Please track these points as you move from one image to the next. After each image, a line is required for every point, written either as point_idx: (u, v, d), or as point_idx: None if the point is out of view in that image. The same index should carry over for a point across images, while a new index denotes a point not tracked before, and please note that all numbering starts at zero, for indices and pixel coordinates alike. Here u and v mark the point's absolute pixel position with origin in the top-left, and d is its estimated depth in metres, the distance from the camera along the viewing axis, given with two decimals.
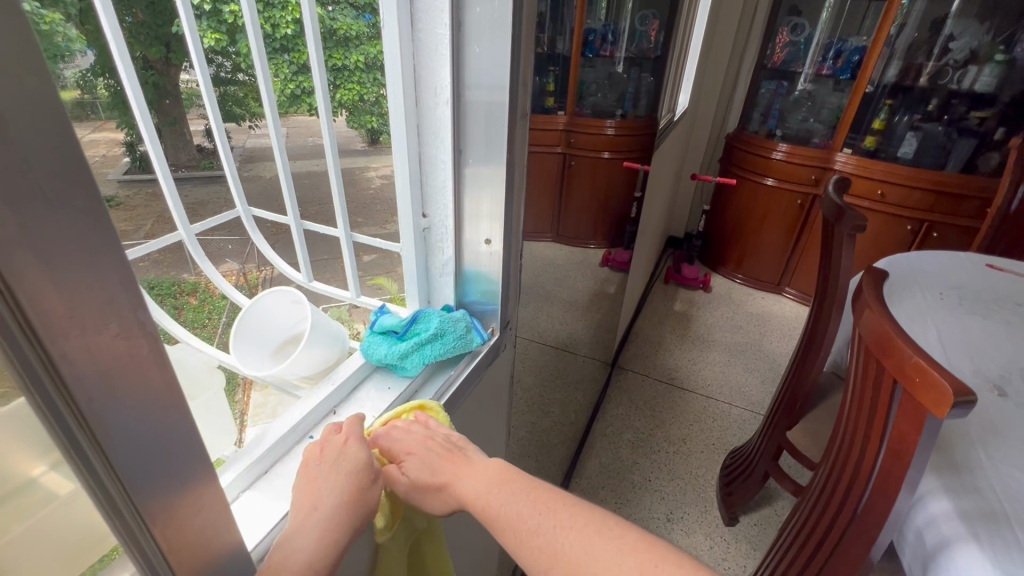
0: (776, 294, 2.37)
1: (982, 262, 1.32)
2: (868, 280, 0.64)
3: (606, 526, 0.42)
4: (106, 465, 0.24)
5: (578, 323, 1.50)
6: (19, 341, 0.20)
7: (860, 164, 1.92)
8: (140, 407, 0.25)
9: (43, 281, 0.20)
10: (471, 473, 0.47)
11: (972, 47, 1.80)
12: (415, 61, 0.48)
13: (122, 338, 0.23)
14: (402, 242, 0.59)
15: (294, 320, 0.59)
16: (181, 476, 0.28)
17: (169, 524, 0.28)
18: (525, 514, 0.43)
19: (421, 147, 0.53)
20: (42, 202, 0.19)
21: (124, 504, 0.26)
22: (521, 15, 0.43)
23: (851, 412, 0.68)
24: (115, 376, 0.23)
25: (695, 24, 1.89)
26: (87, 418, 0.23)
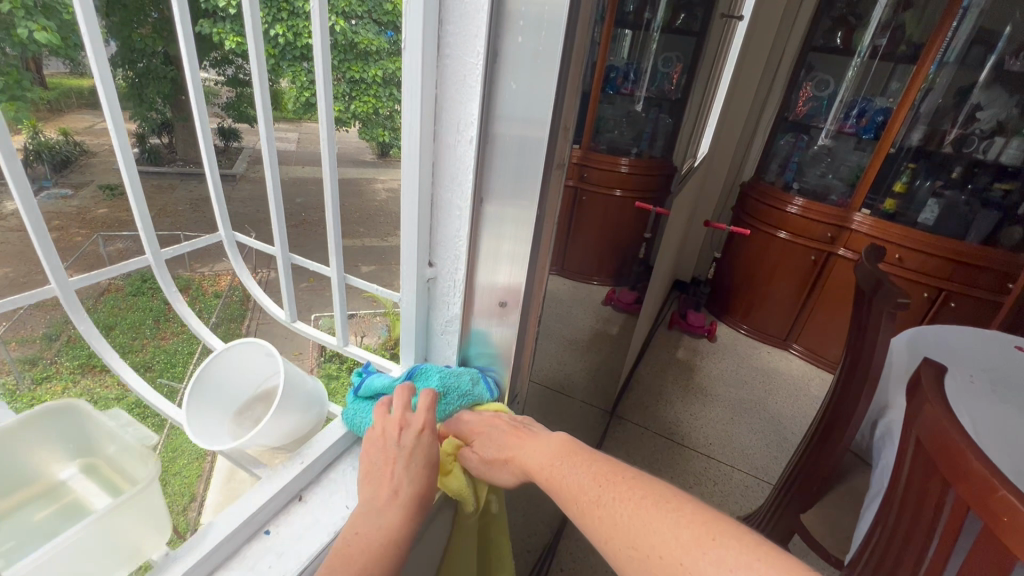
0: (782, 350, 2.29)
1: (1011, 342, 1.25)
2: (928, 373, 0.56)
3: (665, 498, 0.38)
4: None
5: (577, 366, 1.42)
6: None
7: (877, 225, 1.88)
8: None
9: None
10: (534, 447, 0.46)
11: (999, 118, 1.76)
12: (438, 93, 0.41)
13: None
14: (402, 292, 0.51)
15: (264, 378, 0.52)
16: None
17: None
18: (584, 485, 0.41)
19: (436, 189, 0.46)
20: None
21: None
22: (570, 52, 0.37)
23: (894, 524, 0.59)
24: None
25: (720, 68, 1.86)
26: None
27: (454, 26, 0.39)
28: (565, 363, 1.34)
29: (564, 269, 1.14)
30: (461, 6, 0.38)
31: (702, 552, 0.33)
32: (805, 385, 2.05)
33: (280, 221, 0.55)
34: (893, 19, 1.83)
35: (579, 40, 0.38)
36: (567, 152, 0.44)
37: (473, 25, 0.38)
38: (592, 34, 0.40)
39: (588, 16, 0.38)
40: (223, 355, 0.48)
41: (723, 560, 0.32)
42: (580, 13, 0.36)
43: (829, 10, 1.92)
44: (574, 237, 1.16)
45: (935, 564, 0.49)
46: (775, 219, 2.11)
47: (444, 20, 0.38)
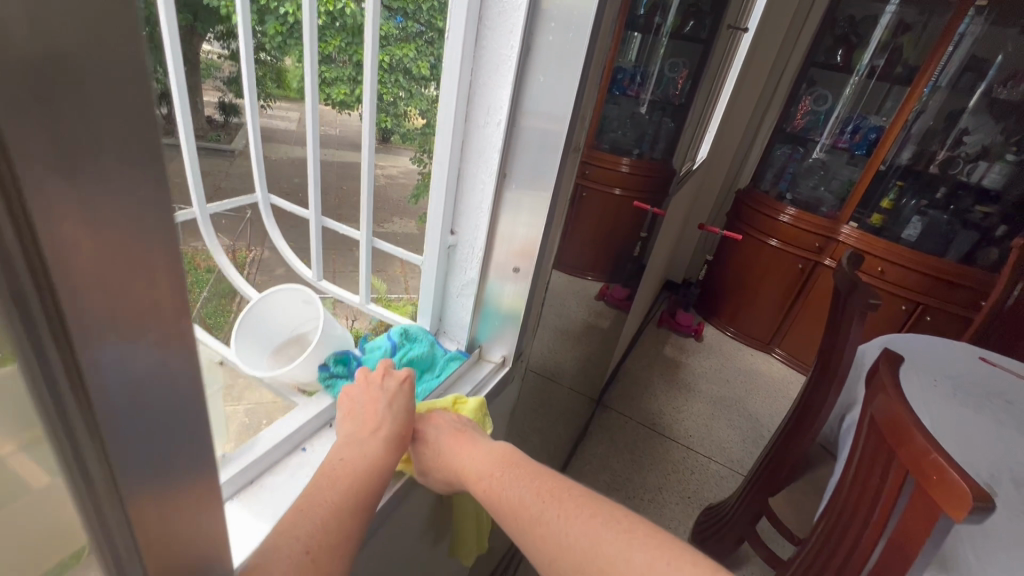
0: (765, 353, 2.37)
1: (977, 353, 1.33)
2: (885, 363, 0.63)
3: (613, 517, 0.42)
4: (90, 423, 0.22)
5: (567, 353, 1.48)
6: (24, 273, 0.18)
7: (863, 238, 1.96)
8: (150, 358, 0.24)
9: (79, 215, 0.19)
10: (471, 453, 0.50)
11: (985, 143, 1.85)
12: (473, 78, 0.46)
13: (148, 292, 0.22)
14: (423, 257, 0.56)
15: (301, 320, 0.57)
16: (173, 449, 0.27)
17: (141, 509, 0.27)
18: (527, 501, 0.44)
19: (462, 164, 0.51)
20: (93, 141, 0.18)
21: (94, 474, 0.24)
22: (592, 49, 0.42)
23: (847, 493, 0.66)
24: (130, 333, 0.22)
25: (723, 76, 1.92)
26: (85, 370, 0.21)
27: (492, 21, 0.44)
28: (558, 348, 1.41)
29: (562, 258, 1.20)
30: (500, 4, 0.43)
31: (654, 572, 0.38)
32: (783, 387, 2.13)
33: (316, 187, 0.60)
34: (891, 42, 1.90)
35: (600, 44, 0.44)
36: (582, 140, 0.50)
37: (508, 21, 0.43)
38: (611, 34, 0.46)
39: (610, 18, 0.43)
40: (271, 293, 0.53)
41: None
42: (604, 16, 0.41)
43: (831, 28, 1.99)
44: (574, 226, 1.21)
45: (877, 521, 0.57)
46: (767, 227, 2.18)
47: (484, 16, 0.44)
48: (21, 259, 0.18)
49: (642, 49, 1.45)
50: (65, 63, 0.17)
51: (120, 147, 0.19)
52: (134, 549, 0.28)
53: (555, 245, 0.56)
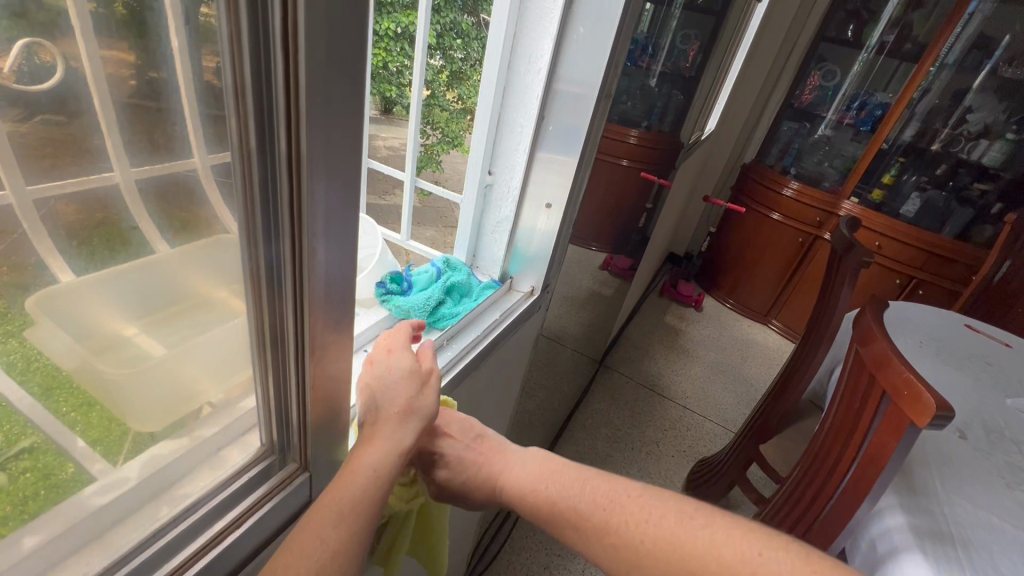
0: (762, 324, 2.45)
1: (963, 321, 1.41)
2: (870, 306, 0.70)
3: (688, 515, 0.43)
4: (294, 289, 0.32)
5: (573, 315, 1.55)
6: (285, 168, 0.27)
7: (863, 213, 2.01)
8: (334, 254, 0.32)
9: (320, 135, 0.27)
10: (510, 466, 0.52)
11: (987, 122, 1.89)
12: (517, 29, 0.52)
13: (344, 196, 0.31)
14: (464, 194, 0.63)
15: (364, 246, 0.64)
16: (339, 332, 0.36)
17: (316, 376, 0.36)
18: (583, 512, 0.46)
19: (503, 109, 0.57)
20: (339, 82, 0.27)
21: (290, 332, 0.33)
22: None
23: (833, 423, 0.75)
24: (330, 230, 0.31)
25: (734, 50, 1.94)
26: (303, 250, 0.30)
27: None
28: (566, 308, 1.48)
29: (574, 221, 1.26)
30: None
31: (752, 568, 0.38)
32: (778, 356, 2.22)
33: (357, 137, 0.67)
34: (903, 17, 1.91)
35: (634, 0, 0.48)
36: (615, 89, 0.54)
37: None
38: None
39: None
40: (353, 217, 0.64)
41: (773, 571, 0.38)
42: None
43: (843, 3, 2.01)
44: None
45: (851, 454, 0.66)
46: (770, 200, 2.24)
47: None
48: (274, 159, 0.27)
49: (655, 20, 1.48)
50: (334, 32, 0.25)
51: (341, 93, 0.27)
52: (300, 406, 0.37)
53: (583, 191, 0.60)
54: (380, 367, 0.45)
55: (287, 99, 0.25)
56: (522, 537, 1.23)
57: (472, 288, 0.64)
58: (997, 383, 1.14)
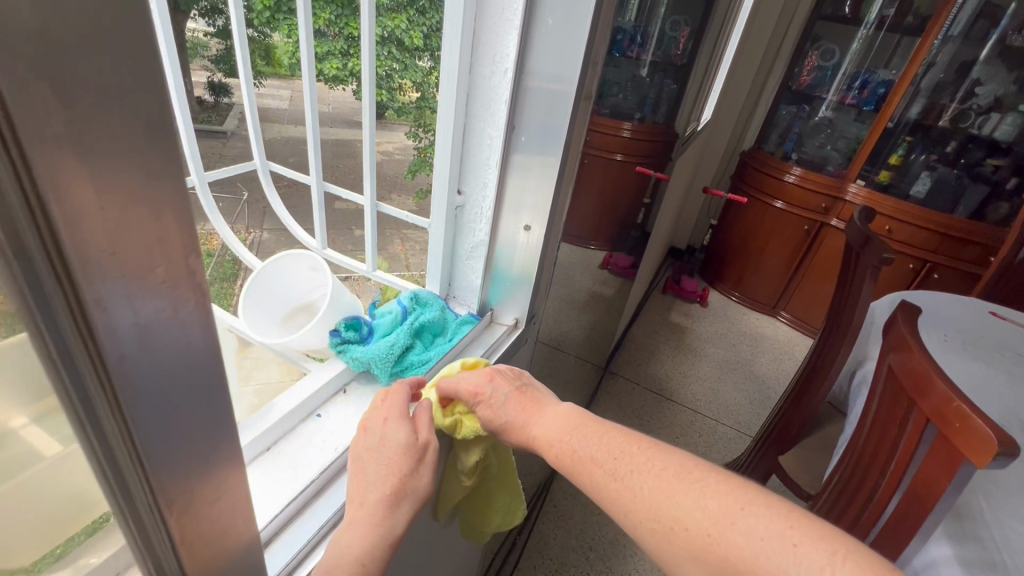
0: (770, 316, 2.37)
1: (986, 308, 1.33)
2: (902, 313, 0.62)
3: (686, 469, 0.39)
4: (120, 425, 0.23)
5: (573, 321, 1.45)
6: (50, 280, 0.18)
7: (870, 197, 1.93)
8: (169, 366, 0.23)
9: (92, 229, 0.18)
10: (541, 418, 0.47)
11: (997, 94, 1.80)
12: (477, 24, 0.43)
13: (168, 288, 0.22)
14: (432, 219, 0.55)
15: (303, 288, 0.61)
16: (211, 448, 0.28)
17: (185, 520, 0.28)
18: (599, 459, 0.42)
19: (468, 118, 0.48)
20: (104, 145, 0.18)
21: (131, 475, 0.24)
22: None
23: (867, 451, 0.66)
24: (151, 340, 0.22)
25: (729, 33, 1.85)
26: (116, 381, 0.21)
27: None
28: (564, 315, 1.39)
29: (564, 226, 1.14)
30: None
31: (729, 522, 0.35)
32: (789, 349, 2.14)
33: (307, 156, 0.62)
34: None
35: None
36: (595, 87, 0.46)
37: None
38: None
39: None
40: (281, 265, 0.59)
41: (753, 531, 0.34)
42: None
43: None
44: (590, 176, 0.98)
45: (896, 473, 0.57)
46: (772, 188, 2.15)
47: None
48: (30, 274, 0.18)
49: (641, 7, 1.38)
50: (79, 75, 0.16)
51: (126, 158, 0.18)
52: (174, 553, 0.29)
53: (566, 206, 0.52)
54: (374, 435, 0.45)
55: (19, 191, 0.16)
56: (529, 566, 1.15)
57: (447, 325, 0.59)
58: None
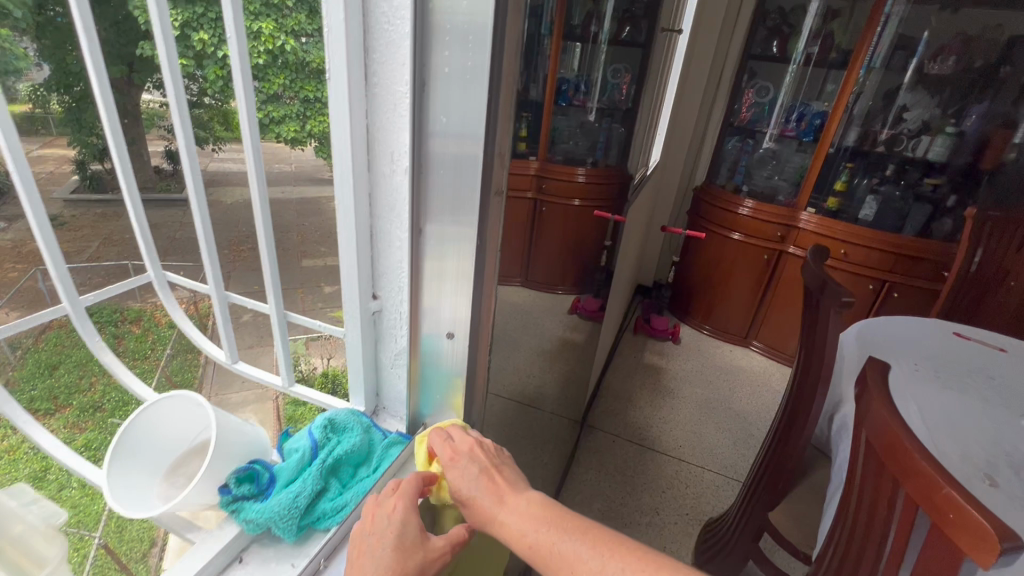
0: (743, 347, 2.35)
1: (950, 329, 1.33)
2: (874, 372, 0.58)
3: (674, 568, 0.37)
4: None
5: (547, 373, 1.27)
6: None
7: (822, 223, 1.97)
8: None
9: None
10: (510, 509, 0.43)
11: (924, 118, 1.89)
12: (369, 121, 0.39)
13: None
14: (345, 328, 0.48)
15: (187, 431, 0.53)
16: None
17: None
18: (583, 555, 0.39)
19: (373, 219, 0.43)
20: None
21: None
22: (498, 78, 0.34)
23: (857, 532, 0.59)
24: None
25: (669, 76, 1.89)
26: None
27: (380, 55, 0.36)
28: (540, 368, 1.20)
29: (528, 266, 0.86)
30: (385, 34, 0.36)
31: None
32: (765, 380, 2.11)
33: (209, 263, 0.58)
34: (823, 28, 1.93)
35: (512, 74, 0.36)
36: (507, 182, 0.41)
37: (400, 54, 0.36)
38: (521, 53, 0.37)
39: (515, 36, 0.34)
40: (161, 405, 0.52)
41: None
42: (506, 29, 0.33)
43: (763, 20, 2.02)
44: (539, 239, 0.93)
45: (892, 558, 0.52)
46: (728, 221, 2.18)
47: (370, 48, 0.36)
48: None
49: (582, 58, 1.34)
50: None
51: None
52: None
53: (494, 306, 0.47)
54: (381, 518, 0.44)
55: None
56: None
57: (373, 451, 0.55)
58: (1006, 402, 1.03)
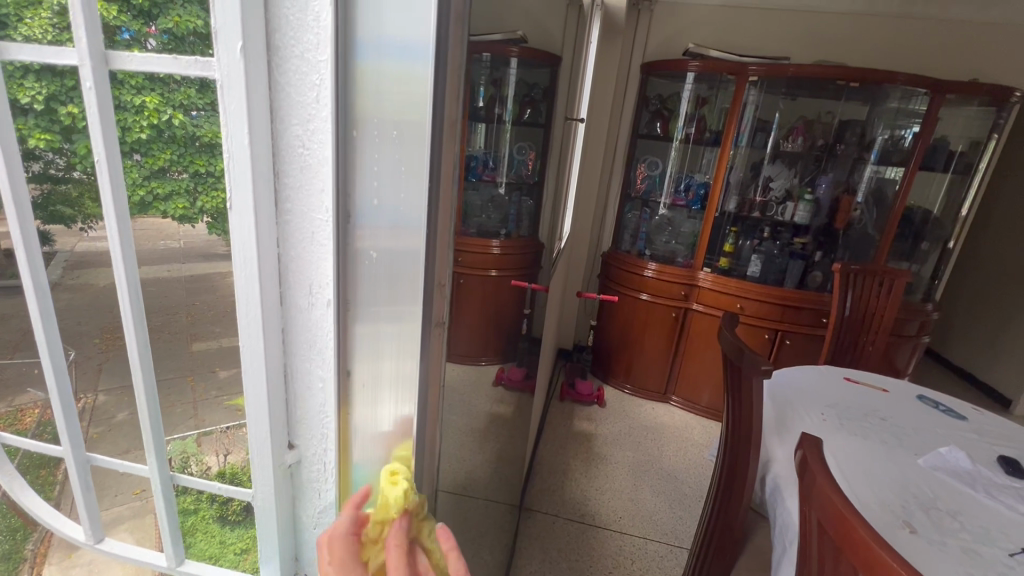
0: (663, 403, 2.42)
1: (841, 374, 1.47)
2: (813, 452, 0.59)
3: None
4: None
5: (479, 458, 1.08)
6: None
7: (716, 281, 2.16)
8: None
9: None
10: None
11: (787, 186, 2.18)
12: (281, 252, 0.34)
13: None
14: (253, 488, 0.39)
15: None
16: None
17: None
18: None
19: (289, 357, 0.36)
20: None
21: None
22: (436, 203, 0.30)
23: None
24: None
25: (571, 154, 2.00)
26: None
27: (293, 180, 0.32)
28: (469, 451, 0.96)
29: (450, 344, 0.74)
30: (301, 158, 0.31)
31: None
32: (688, 435, 2.17)
33: (70, 420, 0.48)
34: (695, 113, 2.20)
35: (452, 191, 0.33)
36: (449, 309, 0.37)
37: (317, 180, 0.31)
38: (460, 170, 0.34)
39: (453, 157, 0.31)
40: None
41: None
42: (442, 153, 0.29)
43: (646, 105, 2.27)
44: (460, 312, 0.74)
45: None
46: (635, 283, 2.30)
47: (280, 172, 0.32)
48: None
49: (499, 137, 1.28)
50: None
51: None
52: None
53: (438, 444, 0.40)
54: None
55: None
56: None
57: None
58: (902, 442, 1.13)
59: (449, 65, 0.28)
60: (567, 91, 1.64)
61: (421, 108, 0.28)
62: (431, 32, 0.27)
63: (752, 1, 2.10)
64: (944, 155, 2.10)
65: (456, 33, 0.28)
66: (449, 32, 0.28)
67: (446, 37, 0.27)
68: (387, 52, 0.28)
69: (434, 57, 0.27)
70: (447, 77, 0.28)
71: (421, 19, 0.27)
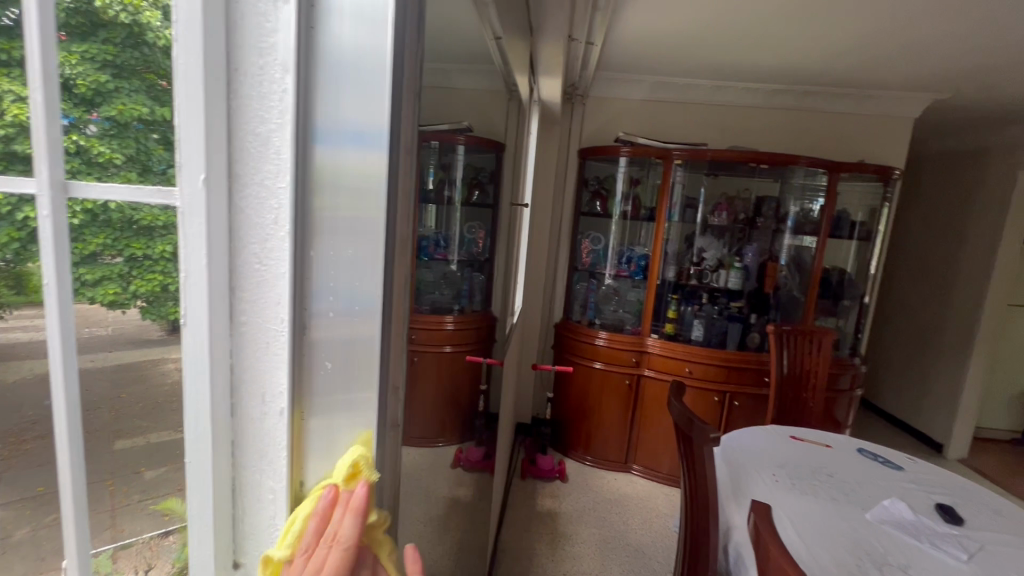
0: (625, 473, 2.39)
1: (787, 433, 1.53)
2: (762, 520, 0.61)
3: None
4: None
5: (438, 551, 1.01)
6: None
7: (664, 346, 2.25)
8: None
9: None
10: None
11: (718, 256, 2.36)
12: (232, 362, 0.34)
13: None
14: None
15: None
16: None
17: None
18: None
19: (238, 469, 0.36)
20: None
21: None
22: (390, 274, 0.34)
23: None
24: None
25: (518, 233, 2.08)
26: None
27: (248, 294, 0.34)
28: (429, 549, 0.90)
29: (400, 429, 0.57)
30: (256, 274, 0.33)
31: None
32: (653, 506, 2.14)
33: None
34: (630, 192, 2.39)
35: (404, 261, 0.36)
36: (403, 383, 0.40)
37: (273, 292, 0.33)
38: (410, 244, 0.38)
39: (403, 237, 0.36)
40: None
41: None
42: (395, 234, 0.34)
43: (585, 185, 2.45)
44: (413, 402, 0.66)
45: None
46: (588, 352, 2.35)
47: (234, 288, 0.34)
48: None
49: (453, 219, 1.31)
50: None
51: None
52: None
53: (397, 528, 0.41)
54: None
55: None
56: None
57: None
58: (850, 498, 1.17)
59: (398, 153, 0.33)
60: (511, 176, 1.75)
61: (375, 192, 0.33)
62: (382, 125, 0.32)
63: (672, 97, 2.38)
64: (848, 224, 2.38)
65: (404, 125, 0.34)
66: (397, 122, 0.33)
67: (395, 129, 0.33)
68: (341, 142, 0.32)
69: (388, 145, 0.32)
70: (397, 167, 0.33)
71: (374, 113, 0.32)
